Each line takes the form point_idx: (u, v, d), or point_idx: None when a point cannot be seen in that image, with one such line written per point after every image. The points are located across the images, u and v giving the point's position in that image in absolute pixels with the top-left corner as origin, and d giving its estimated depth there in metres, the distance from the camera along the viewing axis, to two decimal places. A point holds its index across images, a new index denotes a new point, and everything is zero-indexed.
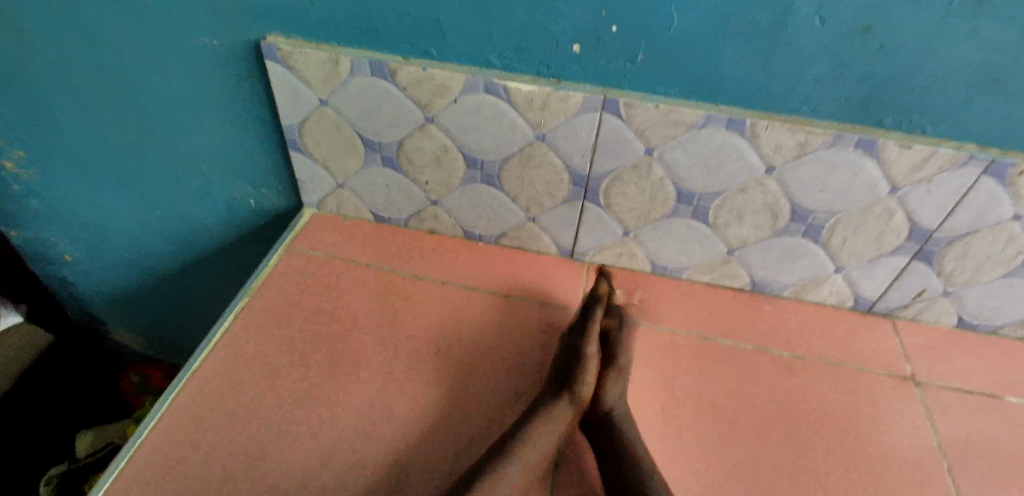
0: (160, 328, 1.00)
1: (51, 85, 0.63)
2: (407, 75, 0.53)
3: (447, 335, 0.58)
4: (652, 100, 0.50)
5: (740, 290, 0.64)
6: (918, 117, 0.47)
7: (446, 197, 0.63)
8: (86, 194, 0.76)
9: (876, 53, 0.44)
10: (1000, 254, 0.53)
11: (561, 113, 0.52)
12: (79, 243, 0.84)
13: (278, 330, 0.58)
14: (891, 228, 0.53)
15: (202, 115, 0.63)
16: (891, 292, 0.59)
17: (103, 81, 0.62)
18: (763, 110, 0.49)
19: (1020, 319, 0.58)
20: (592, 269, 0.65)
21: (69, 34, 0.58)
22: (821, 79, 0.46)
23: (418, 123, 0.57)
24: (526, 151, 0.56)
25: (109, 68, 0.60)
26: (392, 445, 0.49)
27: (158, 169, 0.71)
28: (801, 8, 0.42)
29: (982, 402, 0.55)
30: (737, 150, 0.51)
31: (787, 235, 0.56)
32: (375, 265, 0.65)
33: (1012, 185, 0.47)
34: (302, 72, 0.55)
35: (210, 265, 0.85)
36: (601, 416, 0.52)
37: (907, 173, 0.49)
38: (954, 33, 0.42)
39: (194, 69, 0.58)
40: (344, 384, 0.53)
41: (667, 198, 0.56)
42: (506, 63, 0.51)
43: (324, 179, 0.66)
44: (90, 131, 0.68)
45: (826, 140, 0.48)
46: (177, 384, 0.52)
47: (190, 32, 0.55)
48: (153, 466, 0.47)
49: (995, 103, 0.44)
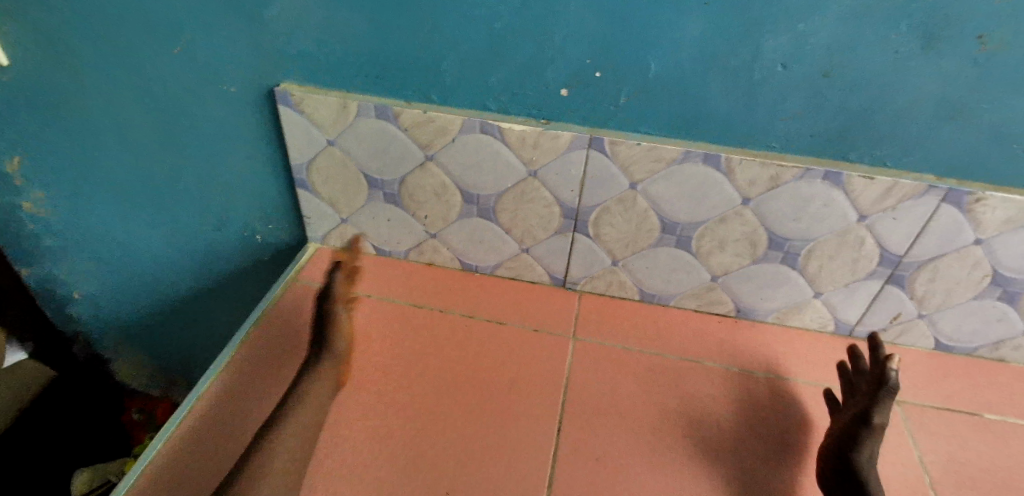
0: (162, 364, 1.02)
1: (80, 126, 0.68)
2: (410, 116, 0.57)
3: (446, 360, 0.61)
4: (635, 138, 0.54)
5: (725, 316, 0.67)
6: (878, 150, 0.51)
7: (445, 230, 0.67)
8: (102, 232, 0.80)
9: (836, 93, 0.49)
10: (969, 278, 0.56)
11: (551, 151, 0.56)
12: (90, 278, 0.87)
13: (283, 358, 0.60)
14: (863, 254, 0.57)
15: (218, 157, 0.67)
16: (869, 317, 0.62)
17: (128, 124, 0.66)
18: (737, 146, 0.53)
19: (995, 341, 0.61)
20: (584, 297, 0.69)
21: (100, 83, 0.63)
22: (788, 117, 0.51)
23: (419, 161, 0.61)
24: (519, 186, 0.60)
25: (135, 111, 0.65)
26: (390, 463, 0.51)
27: (171, 206, 0.74)
28: (766, 54, 0.48)
29: (961, 420, 0.57)
30: (715, 183, 0.55)
31: (767, 262, 0.60)
32: (378, 295, 0.68)
33: (971, 211, 0.51)
34: (312, 114, 0.59)
35: (214, 301, 0.88)
36: (593, 433, 0.54)
37: (874, 202, 0.53)
38: (906, 73, 0.47)
39: (213, 112, 0.63)
40: (350, 405, 0.55)
41: (652, 228, 0.60)
42: (501, 105, 0.56)
43: (329, 215, 0.69)
44: (109, 171, 0.72)
45: (796, 173, 0.52)
46: (187, 405, 0.54)
47: (212, 80, 0.60)
48: (162, 481, 0.48)
49: (946, 137, 0.49)
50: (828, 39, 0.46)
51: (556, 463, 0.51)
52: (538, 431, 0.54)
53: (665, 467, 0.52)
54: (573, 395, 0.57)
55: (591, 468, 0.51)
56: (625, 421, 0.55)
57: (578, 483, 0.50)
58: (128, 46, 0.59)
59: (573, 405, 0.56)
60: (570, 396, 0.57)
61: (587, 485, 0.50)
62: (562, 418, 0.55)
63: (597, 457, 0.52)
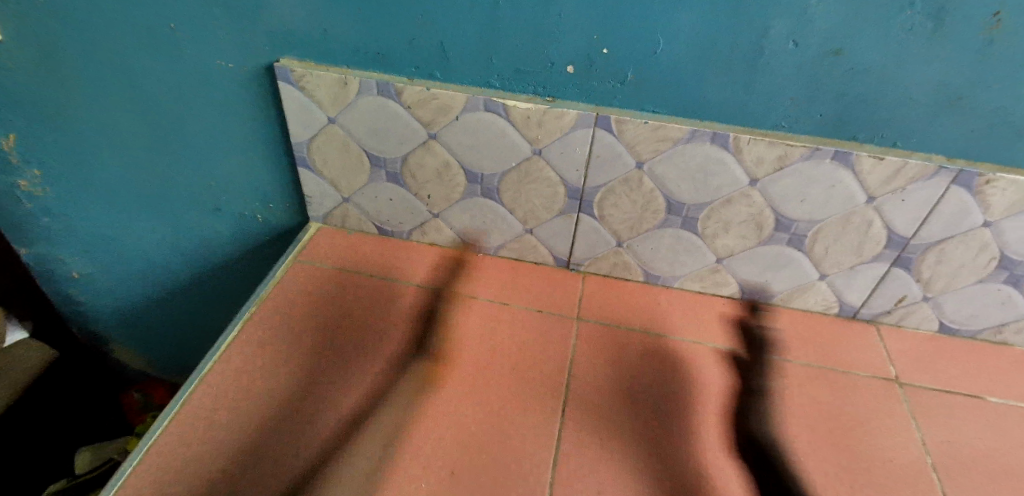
0: (162, 344, 1.02)
1: (75, 106, 0.66)
2: (412, 94, 0.56)
3: (450, 341, 0.60)
4: (642, 117, 0.53)
5: (729, 298, 0.66)
6: (888, 131, 0.50)
7: (448, 210, 0.66)
8: (98, 211, 0.79)
9: (845, 73, 0.47)
10: (975, 261, 0.56)
11: (556, 130, 0.55)
12: (88, 258, 0.87)
13: (284, 338, 0.59)
14: (870, 236, 0.56)
15: (216, 134, 0.66)
16: (873, 299, 0.62)
17: (124, 103, 0.65)
18: (745, 126, 0.52)
19: (998, 324, 0.61)
20: (587, 278, 0.68)
21: (92, 59, 0.61)
22: (796, 97, 0.50)
23: (421, 139, 0.60)
24: (523, 166, 0.59)
25: (131, 90, 0.64)
26: (393, 443, 0.50)
27: (169, 186, 0.74)
28: (776, 31, 0.46)
29: (963, 402, 0.58)
30: (722, 163, 0.54)
31: (772, 244, 0.59)
32: (380, 275, 0.67)
33: (981, 193, 0.51)
34: (312, 92, 0.58)
35: (214, 281, 0.87)
36: (597, 416, 0.54)
37: (882, 184, 0.52)
38: (917, 55, 0.45)
39: (211, 89, 0.62)
40: (353, 387, 0.55)
41: (657, 209, 0.59)
42: (505, 83, 0.55)
43: (330, 194, 0.69)
44: (104, 149, 0.71)
45: (804, 153, 0.51)
46: (190, 386, 0.53)
47: (209, 56, 0.59)
48: (165, 462, 0.48)
49: (957, 117, 0.48)
50: (838, 16, 0.44)
51: (560, 445, 0.51)
52: (542, 411, 0.54)
53: (669, 447, 0.52)
54: (576, 375, 0.57)
55: (596, 449, 0.51)
56: (629, 403, 0.55)
57: (581, 463, 0.50)
58: (121, 22, 0.58)
59: (577, 387, 0.56)
60: (573, 377, 0.57)
61: (590, 465, 0.50)
62: (565, 398, 0.55)
63: (601, 439, 0.52)
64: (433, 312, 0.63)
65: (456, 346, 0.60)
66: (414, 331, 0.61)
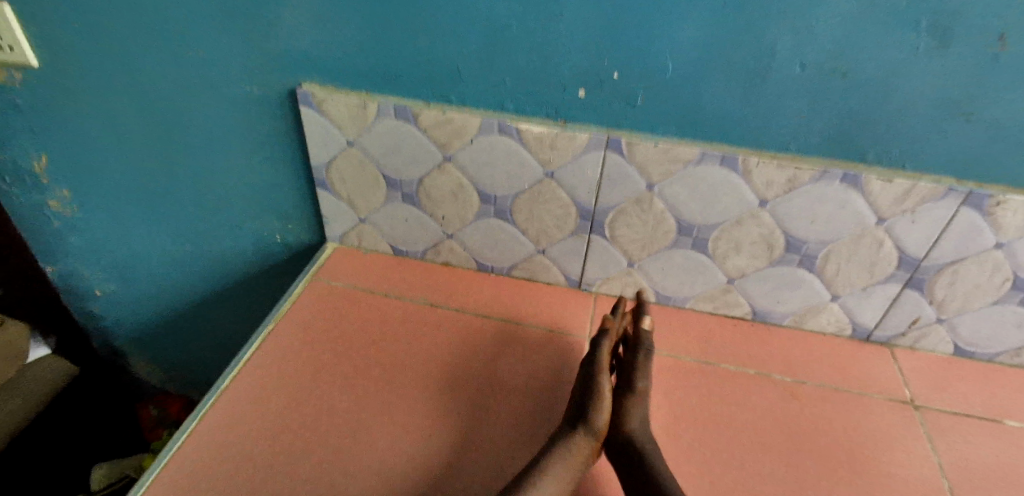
0: (179, 361, 1.03)
1: (85, 132, 0.70)
2: (429, 117, 0.58)
3: (463, 358, 0.61)
4: (652, 139, 0.55)
5: (741, 319, 0.66)
6: (897, 152, 0.51)
7: (461, 231, 0.68)
8: (123, 229, 0.81)
9: (851, 94, 0.49)
10: (989, 282, 0.55)
11: (568, 152, 0.57)
12: (111, 276, 0.89)
13: (302, 356, 0.61)
14: (881, 257, 0.56)
15: (240, 156, 0.68)
16: (887, 320, 0.62)
17: (129, 109, 0.67)
18: (755, 148, 0.53)
19: (1016, 346, 0.60)
20: (599, 298, 0.69)
21: (126, 84, 0.64)
22: (803, 119, 0.51)
23: (437, 161, 0.62)
24: (536, 187, 0.61)
25: (135, 96, 0.65)
26: (404, 461, 0.51)
27: (192, 205, 0.76)
28: (783, 56, 0.48)
29: (982, 426, 0.57)
30: (731, 184, 0.55)
31: (783, 264, 0.60)
32: (396, 294, 0.69)
33: (992, 214, 0.51)
34: (333, 115, 0.61)
35: (232, 300, 0.89)
36: (607, 436, 0.54)
37: (892, 204, 0.52)
38: (921, 75, 0.46)
39: (236, 113, 0.64)
40: (368, 405, 0.56)
41: (668, 230, 0.60)
42: (518, 106, 0.56)
43: (347, 215, 0.71)
44: (133, 171, 0.74)
45: (813, 175, 0.52)
46: (206, 404, 0.55)
47: (236, 81, 0.61)
48: (182, 475, 0.49)
49: (965, 139, 0.49)
50: (842, 41, 0.46)
51: None
52: (553, 430, 0.54)
53: (682, 468, 0.51)
54: None
55: (606, 467, 0.51)
56: None
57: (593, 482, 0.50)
58: (153, 47, 0.61)
59: None
60: None
61: None
62: None
63: (612, 457, 0.52)
64: (446, 330, 0.64)
65: (469, 364, 0.60)
66: (428, 348, 0.62)
